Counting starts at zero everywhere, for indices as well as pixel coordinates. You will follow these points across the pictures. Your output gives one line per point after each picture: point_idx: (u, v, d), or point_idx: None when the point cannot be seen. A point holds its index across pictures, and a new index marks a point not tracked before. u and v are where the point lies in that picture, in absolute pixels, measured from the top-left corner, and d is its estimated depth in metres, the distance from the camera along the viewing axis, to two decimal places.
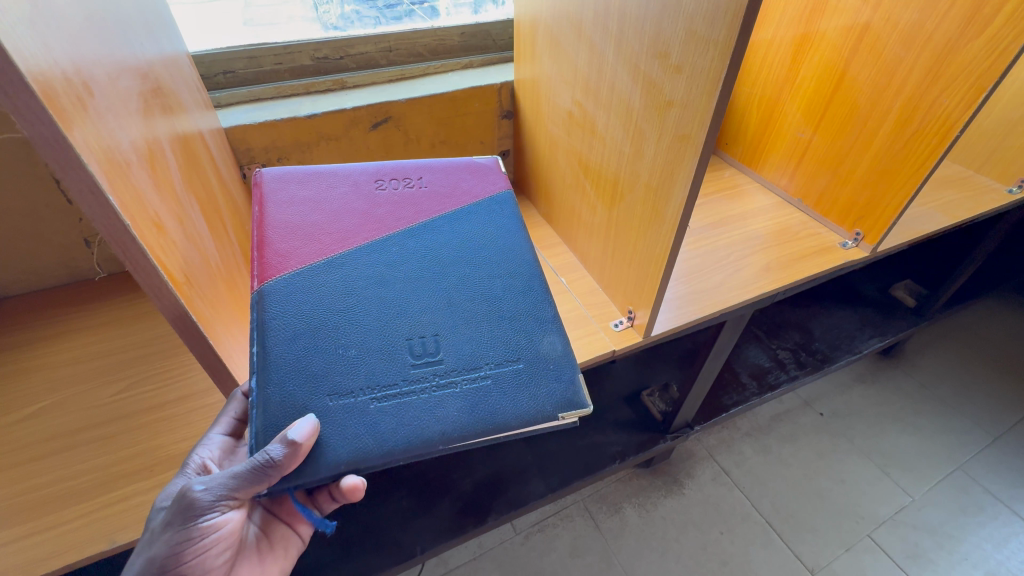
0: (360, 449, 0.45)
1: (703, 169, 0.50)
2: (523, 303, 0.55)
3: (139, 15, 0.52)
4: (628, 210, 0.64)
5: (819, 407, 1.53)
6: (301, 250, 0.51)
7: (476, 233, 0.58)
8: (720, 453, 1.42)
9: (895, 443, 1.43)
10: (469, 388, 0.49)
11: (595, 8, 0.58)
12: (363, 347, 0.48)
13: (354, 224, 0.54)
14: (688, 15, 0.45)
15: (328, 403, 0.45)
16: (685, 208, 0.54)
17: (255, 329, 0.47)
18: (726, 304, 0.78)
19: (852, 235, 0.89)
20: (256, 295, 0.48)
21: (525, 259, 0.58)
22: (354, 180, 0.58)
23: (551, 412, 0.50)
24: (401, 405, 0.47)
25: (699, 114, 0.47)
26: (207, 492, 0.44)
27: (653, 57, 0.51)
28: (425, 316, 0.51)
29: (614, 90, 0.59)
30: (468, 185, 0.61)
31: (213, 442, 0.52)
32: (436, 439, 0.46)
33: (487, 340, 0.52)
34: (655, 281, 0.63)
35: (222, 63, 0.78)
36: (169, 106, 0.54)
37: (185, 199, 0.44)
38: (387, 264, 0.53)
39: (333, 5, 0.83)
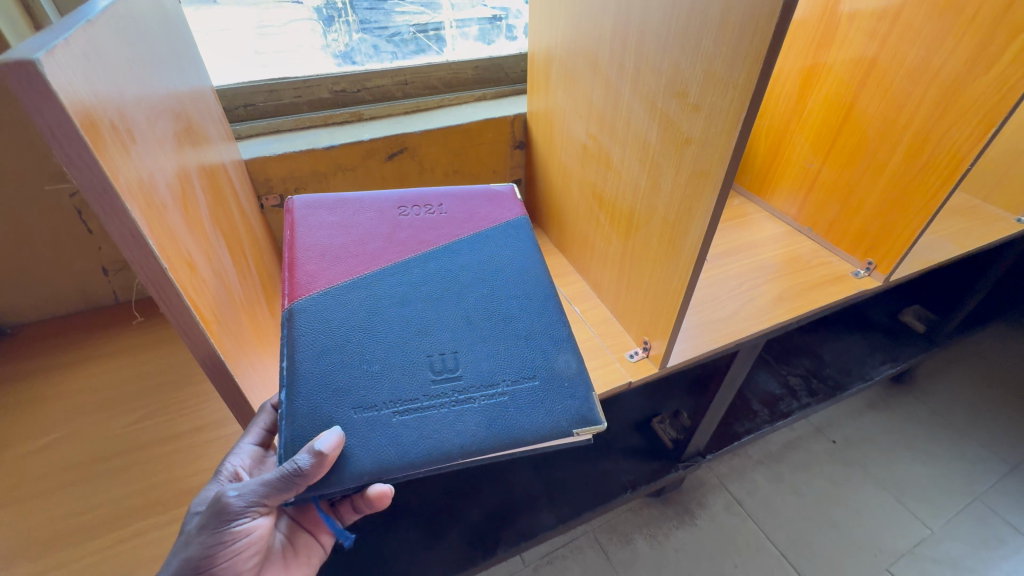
0: (382, 460, 0.46)
1: (721, 207, 0.51)
2: (539, 323, 0.57)
3: (170, 54, 0.54)
4: (644, 241, 0.64)
5: (833, 434, 1.51)
6: (329, 271, 0.54)
7: (494, 256, 0.61)
8: (732, 482, 1.39)
9: (910, 471, 1.41)
10: (487, 404, 0.50)
11: (610, 47, 0.60)
12: (386, 362, 0.50)
13: (379, 246, 0.57)
14: (706, 57, 0.46)
15: (352, 415, 0.47)
16: (702, 244, 0.54)
17: (285, 344, 0.50)
18: (739, 335, 0.77)
19: (864, 264, 0.89)
20: (287, 313, 0.51)
21: (539, 279, 0.60)
22: (380, 206, 0.61)
23: (566, 428, 0.51)
24: (422, 418, 0.48)
25: (717, 153, 0.48)
26: (239, 498, 0.45)
27: (671, 96, 0.52)
28: (445, 334, 0.53)
29: (629, 126, 0.60)
30: (485, 211, 0.65)
31: (244, 451, 0.53)
32: (455, 452, 0.47)
33: (504, 358, 0.53)
34: (672, 313, 0.63)
35: (243, 96, 0.80)
36: (197, 142, 0.55)
37: (212, 234, 0.45)
38: (409, 284, 0.55)
39: (342, 32, 0.85)
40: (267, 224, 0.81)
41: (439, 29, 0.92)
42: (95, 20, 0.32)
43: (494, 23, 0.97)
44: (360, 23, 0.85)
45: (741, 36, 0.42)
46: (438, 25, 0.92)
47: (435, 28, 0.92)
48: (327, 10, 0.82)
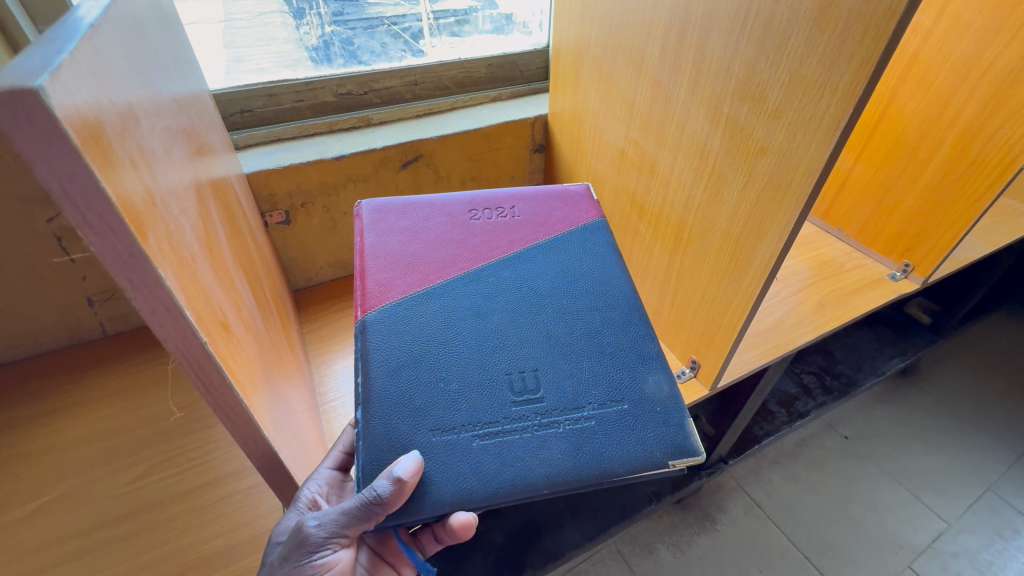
0: (463, 489, 0.43)
1: (802, 223, 0.46)
2: (626, 339, 0.53)
3: (165, 49, 0.45)
4: (698, 255, 0.59)
5: (843, 430, 1.49)
6: (400, 280, 0.53)
7: (570, 265, 0.57)
8: (750, 484, 1.37)
9: (923, 465, 1.40)
10: (573, 429, 0.47)
11: (661, 45, 0.54)
12: (464, 381, 0.48)
13: (450, 253, 0.56)
14: (794, 58, 0.41)
15: (430, 438, 0.45)
16: (774, 263, 0.49)
17: (360, 359, 0.48)
18: (784, 348, 0.73)
19: (901, 266, 0.86)
20: (360, 325, 0.50)
21: (624, 293, 0.56)
22: (449, 210, 0.61)
23: (659, 459, 0.46)
24: (503, 444, 0.45)
25: (803, 163, 0.43)
26: (320, 527, 0.44)
27: (743, 100, 0.47)
28: (524, 350, 0.50)
29: (683, 131, 0.55)
30: (559, 213, 0.63)
31: (321, 475, 0.54)
32: (540, 482, 0.44)
33: (588, 379, 0.50)
34: (730, 332, 0.58)
35: (239, 101, 0.72)
36: (201, 155, 0.47)
37: (235, 274, 0.38)
38: (483, 296, 0.53)
39: (313, 25, 0.73)
40: (272, 242, 0.73)
41: (415, 21, 0.81)
42: (96, 24, 0.24)
43: (483, 13, 0.86)
44: (331, 15, 0.74)
45: (844, 34, 0.37)
46: (416, 16, 0.81)
47: (413, 21, 0.81)
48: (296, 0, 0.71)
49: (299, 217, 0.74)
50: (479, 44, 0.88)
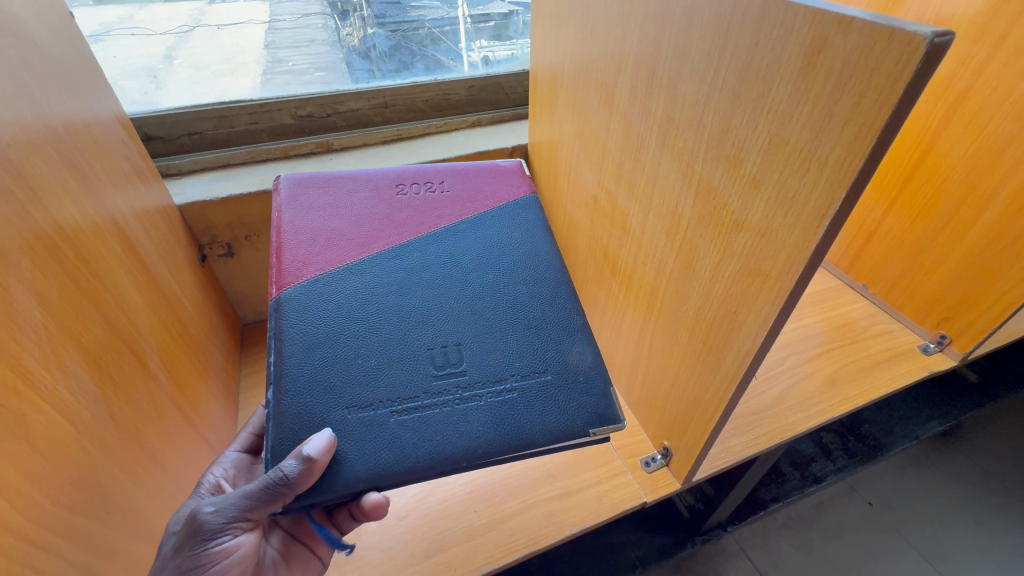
0: (378, 467, 0.37)
1: (784, 322, 0.36)
2: (550, 311, 0.47)
3: (35, 70, 0.38)
4: (670, 331, 0.49)
5: (866, 494, 1.23)
6: (322, 256, 0.46)
7: (502, 238, 0.50)
8: (753, 549, 1.13)
9: (951, 540, 1.15)
10: (494, 402, 0.41)
11: (631, 83, 0.45)
12: (385, 357, 0.42)
13: (376, 229, 0.48)
14: (775, 117, 0.31)
15: (346, 416, 0.39)
16: (750, 361, 0.39)
17: (271, 339, 0.41)
18: (780, 434, 0.62)
19: (935, 337, 0.73)
20: (276, 303, 0.43)
21: (550, 261, 0.50)
22: (375, 184, 0.52)
23: (582, 428, 0.42)
24: (422, 418, 0.40)
25: (784, 250, 0.33)
26: (216, 514, 0.37)
27: (717, 160, 0.37)
28: (448, 321, 0.44)
29: (654, 186, 0.46)
30: (489, 188, 0.54)
31: (227, 458, 0.49)
32: (458, 455, 0.39)
33: (510, 349, 0.44)
34: (703, 427, 0.48)
35: (187, 122, 0.67)
36: (76, 191, 0.39)
37: (48, 366, 0.31)
38: (409, 269, 0.46)
39: (356, 27, 0.79)
40: (213, 276, 0.68)
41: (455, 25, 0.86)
42: None
43: (521, 16, 0.89)
44: (374, 17, 0.80)
45: (835, 94, 0.27)
46: (455, 19, 0.85)
47: (452, 24, 0.85)
48: (342, 4, 0.79)
49: (243, 249, 0.68)
50: (518, 47, 0.87)
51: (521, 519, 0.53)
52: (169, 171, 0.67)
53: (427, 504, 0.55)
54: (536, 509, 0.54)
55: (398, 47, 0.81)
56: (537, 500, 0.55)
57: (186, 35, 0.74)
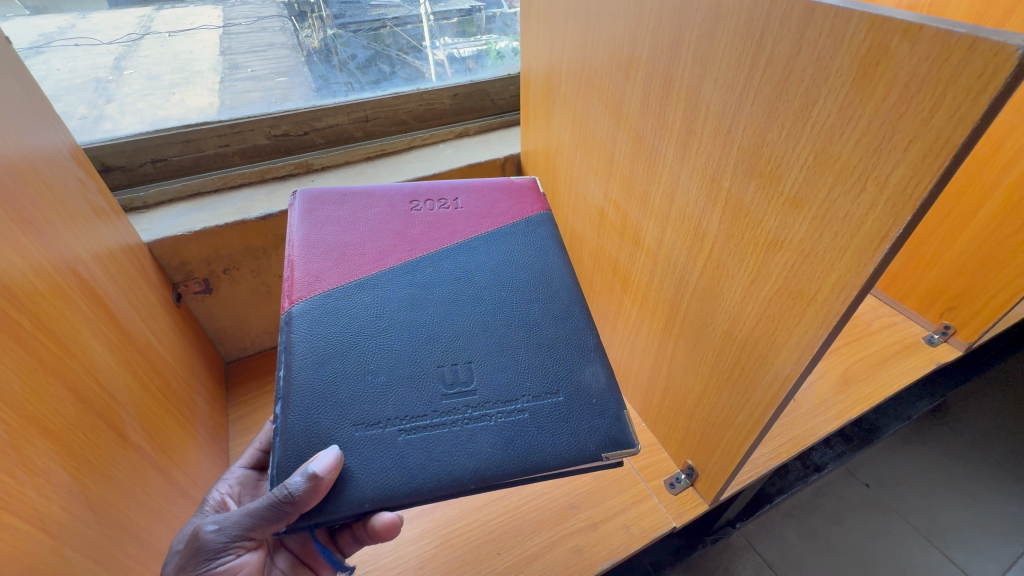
0: (384, 487, 0.34)
1: (830, 347, 0.33)
2: (563, 329, 0.42)
3: None
4: (694, 350, 0.47)
5: (862, 475, 1.07)
6: (334, 273, 0.42)
7: (515, 258, 0.46)
8: (757, 540, 0.99)
9: (951, 514, 0.99)
10: (505, 423, 0.37)
11: (642, 92, 0.42)
12: (395, 372, 0.38)
13: (388, 246, 0.44)
14: (823, 131, 0.29)
15: (353, 434, 0.35)
16: (790, 386, 0.37)
17: (281, 351, 0.38)
18: (802, 441, 0.60)
19: (939, 327, 0.73)
20: (289, 317, 0.39)
21: (563, 278, 0.45)
22: (390, 200, 0.48)
23: (594, 453, 0.37)
24: (430, 438, 0.35)
25: (833, 274, 0.31)
26: (220, 533, 0.35)
27: (749, 176, 0.34)
28: (460, 336, 0.40)
29: (672, 201, 0.43)
30: (503, 206, 0.50)
31: (233, 475, 0.46)
32: (466, 478, 0.34)
33: (523, 366, 0.39)
34: (734, 450, 0.46)
35: (150, 149, 0.61)
36: (13, 235, 0.33)
37: (11, 467, 0.26)
38: (420, 284, 0.42)
39: (315, 28, 0.73)
40: (191, 316, 0.62)
41: (418, 24, 0.79)
42: None
43: (486, 11, 0.83)
44: (333, 18, 0.74)
45: (899, 106, 0.25)
46: (419, 17, 0.79)
47: (416, 22, 0.79)
48: (299, 4, 0.72)
49: (222, 284, 0.63)
50: (485, 42, 0.83)
51: (547, 558, 0.50)
52: (134, 204, 0.61)
53: (447, 551, 0.51)
54: (562, 545, 0.51)
55: (376, 57, 0.76)
56: (562, 535, 0.52)
57: (135, 45, 0.67)
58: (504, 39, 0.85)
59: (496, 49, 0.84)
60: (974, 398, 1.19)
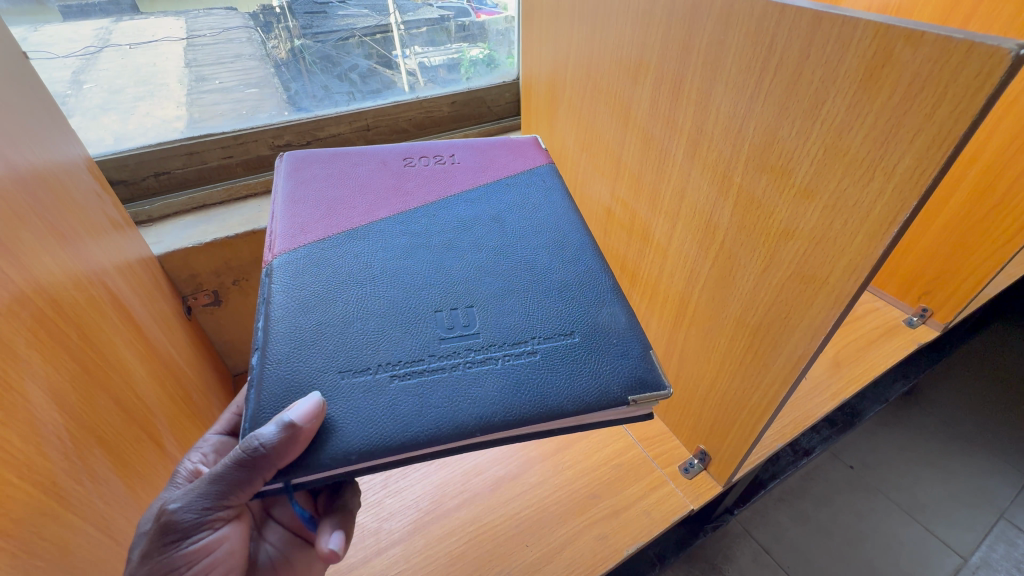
0: (377, 435, 0.31)
1: (839, 327, 0.36)
2: (572, 273, 0.41)
3: None
4: (706, 339, 0.49)
5: (847, 457, 1.11)
6: (322, 222, 0.41)
7: (518, 207, 0.46)
8: (753, 524, 1.02)
9: (931, 488, 1.04)
10: (512, 365, 0.35)
11: (651, 95, 0.45)
12: (386, 317, 0.36)
13: (381, 198, 0.44)
14: (832, 127, 0.31)
15: (338, 380, 0.33)
16: (803, 366, 0.40)
17: (259, 303, 0.36)
18: (803, 421, 0.64)
19: (917, 310, 0.78)
20: (270, 269, 0.38)
21: (571, 225, 0.45)
22: (382, 157, 0.48)
23: (619, 396, 0.35)
24: (428, 384, 0.33)
25: (844, 256, 0.34)
26: (184, 509, 0.31)
27: (760, 170, 0.37)
28: (459, 283, 0.39)
29: (682, 198, 0.46)
30: (503, 159, 0.51)
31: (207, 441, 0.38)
32: (470, 424, 0.32)
33: (531, 311, 0.38)
34: (747, 431, 0.48)
35: (153, 162, 0.63)
36: (50, 247, 0.32)
37: (77, 474, 0.26)
38: (415, 233, 0.42)
39: (282, 39, 0.70)
40: (200, 328, 0.62)
41: (388, 33, 0.77)
42: None
43: (456, 20, 0.81)
44: (301, 29, 0.71)
45: (903, 104, 0.28)
46: (388, 27, 0.76)
47: (386, 31, 0.76)
48: (263, 15, 0.68)
49: (231, 295, 0.62)
50: (456, 50, 0.83)
51: (573, 548, 0.52)
52: (138, 219, 0.63)
53: (476, 547, 0.52)
54: (587, 534, 0.53)
55: (375, 67, 0.77)
56: (586, 525, 0.54)
57: (94, 58, 0.62)
58: (477, 46, 0.85)
59: (469, 56, 0.85)
60: (946, 376, 1.26)
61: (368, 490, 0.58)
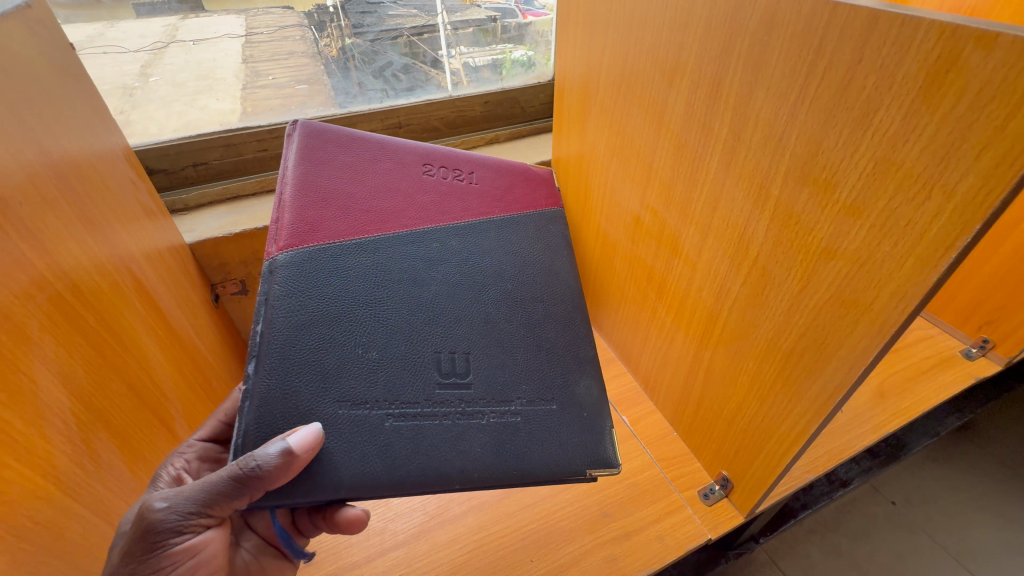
0: (367, 474, 0.34)
1: (884, 357, 0.33)
2: (560, 338, 0.45)
3: (30, 97, 0.32)
4: (734, 360, 0.46)
5: (888, 492, 1.04)
6: (334, 223, 0.39)
7: (522, 253, 0.48)
8: (779, 554, 0.97)
9: (982, 533, 0.95)
10: (496, 424, 0.39)
11: (687, 99, 0.42)
12: (388, 351, 0.37)
13: (396, 208, 0.42)
14: (885, 137, 0.28)
15: (335, 411, 0.34)
16: (840, 398, 0.37)
17: (262, 306, 0.35)
18: (839, 454, 0.59)
19: (977, 341, 0.71)
20: (272, 264, 0.36)
21: (569, 289, 0.48)
22: (402, 155, 0.45)
23: (579, 467, 0.40)
24: (420, 430, 0.36)
25: (889, 280, 0.31)
26: (170, 512, 0.31)
27: (801, 183, 0.34)
28: (459, 326, 0.41)
29: (715, 209, 0.43)
30: (517, 191, 0.52)
31: (191, 447, 0.38)
32: (452, 476, 0.36)
33: (520, 371, 0.42)
34: (774, 462, 0.45)
35: (192, 154, 0.65)
36: (77, 231, 0.33)
37: (79, 459, 0.27)
38: (424, 261, 0.42)
39: (334, 38, 0.72)
40: (227, 315, 0.63)
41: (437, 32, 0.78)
42: None
43: (502, 21, 0.80)
44: (353, 27, 0.73)
45: (970, 114, 0.25)
46: (434, 27, 0.77)
47: (434, 31, 0.77)
48: (319, 14, 0.71)
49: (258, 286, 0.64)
50: (500, 52, 0.82)
51: (580, 568, 0.50)
52: (176, 206, 0.66)
53: (480, 558, 0.51)
54: (595, 555, 0.51)
55: (416, 64, 0.78)
56: (595, 544, 0.52)
57: (161, 53, 0.66)
58: (522, 48, 0.84)
59: (512, 58, 0.83)
60: (1009, 414, 1.15)
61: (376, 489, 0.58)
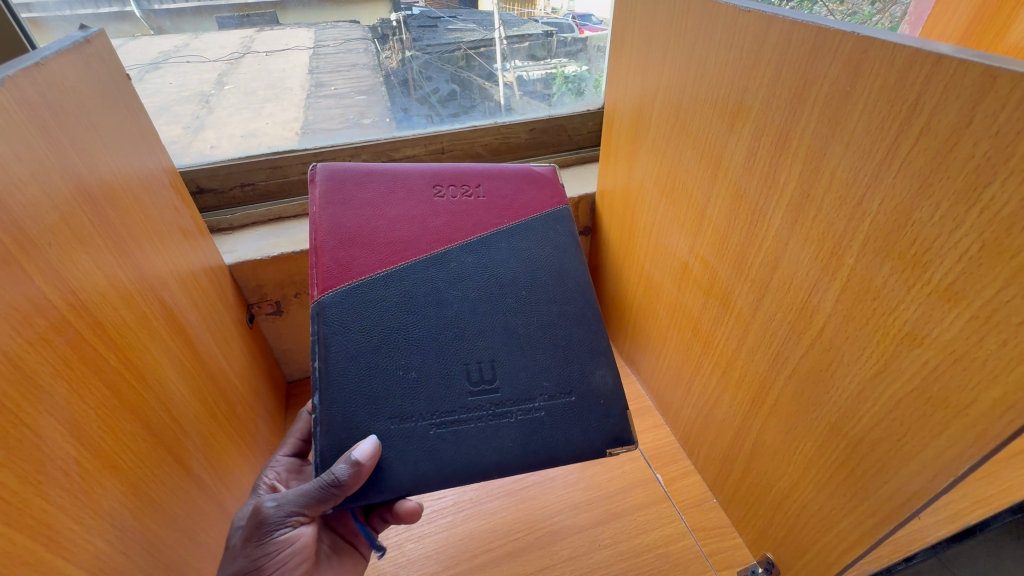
0: (420, 476, 0.37)
1: (977, 471, 0.28)
2: (578, 330, 0.44)
3: (78, 131, 0.33)
4: (789, 434, 0.41)
5: None
6: (363, 260, 0.40)
7: (534, 256, 0.45)
8: None
9: None
10: (523, 420, 0.40)
11: (749, 147, 0.38)
12: (424, 370, 0.40)
13: (415, 234, 0.42)
14: (997, 217, 0.24)
15: (388, 426, 0.38)
16: (922, 505, 0.31)
17: (314, 344, 0.38)
18: (906, 545, 0.52)
19: None
20: (318, 309, 0.39)
21: (581, 283, 0.46)
22: (411, 183, 0.45)
23: (599, 449, 0.41)
24: (458, 433, 0.39)
25: (991, 385, 0.26)
26: (278, 509, 0.36)
27: (883, 256, 0.30)
28: (481, 336, 0.41)
29: (776, 270, 0.38)
30: (529, 195, 0.48)
31: (280, 462, 0.48)
32: (492, 471, 0.39)
33: (540, 368, 0.42)
34: (831, 559, 0.39)
35: (240, 174, 0.67)
36: (109, 264, 0.34)
37: (77, 513, 0.26)
38: (448, 279, 0.42)
39: (395, 50, 0.72)
40: (261, 335, 0.64)
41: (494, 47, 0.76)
42: None
43: (559, 36, 0.77)
44: (413, 41, 0.72)
45: None
46: (492, 41, 0.75)
47: (490, 44, 0.75)
48: (381, 27, 0.71)
49: (292, 308, 0.64)
50: (554, 66, 0.79)
51: None
52: (220, 225, 0.67)
53: None
54: None
55: (470, 78, 0.76)
56: None
57: (236, 63, 0.68)
58: (575, 62, 0.80)
59: (564, 73, 0.81)
60: None
61: (392, 529, 0.56)
